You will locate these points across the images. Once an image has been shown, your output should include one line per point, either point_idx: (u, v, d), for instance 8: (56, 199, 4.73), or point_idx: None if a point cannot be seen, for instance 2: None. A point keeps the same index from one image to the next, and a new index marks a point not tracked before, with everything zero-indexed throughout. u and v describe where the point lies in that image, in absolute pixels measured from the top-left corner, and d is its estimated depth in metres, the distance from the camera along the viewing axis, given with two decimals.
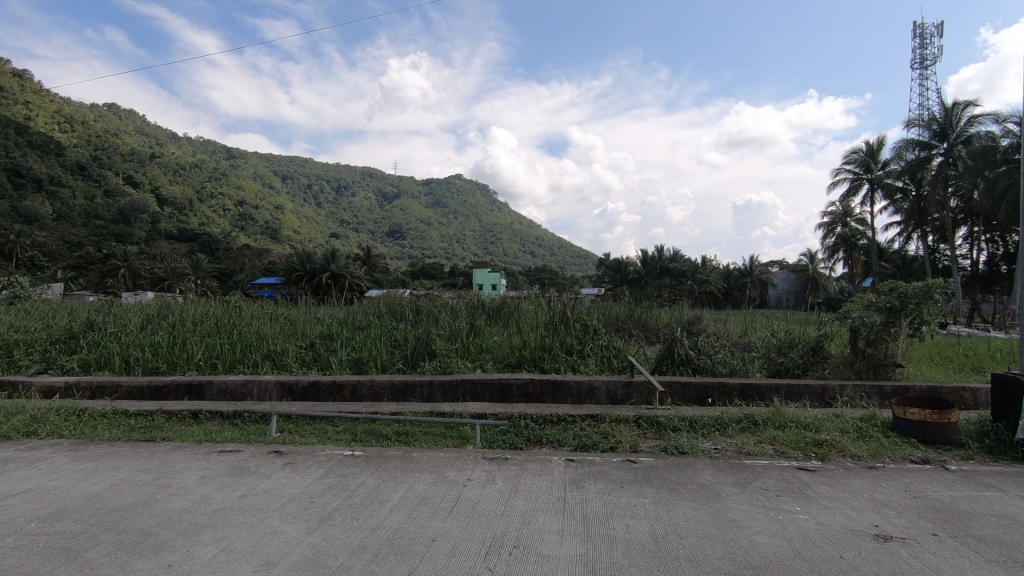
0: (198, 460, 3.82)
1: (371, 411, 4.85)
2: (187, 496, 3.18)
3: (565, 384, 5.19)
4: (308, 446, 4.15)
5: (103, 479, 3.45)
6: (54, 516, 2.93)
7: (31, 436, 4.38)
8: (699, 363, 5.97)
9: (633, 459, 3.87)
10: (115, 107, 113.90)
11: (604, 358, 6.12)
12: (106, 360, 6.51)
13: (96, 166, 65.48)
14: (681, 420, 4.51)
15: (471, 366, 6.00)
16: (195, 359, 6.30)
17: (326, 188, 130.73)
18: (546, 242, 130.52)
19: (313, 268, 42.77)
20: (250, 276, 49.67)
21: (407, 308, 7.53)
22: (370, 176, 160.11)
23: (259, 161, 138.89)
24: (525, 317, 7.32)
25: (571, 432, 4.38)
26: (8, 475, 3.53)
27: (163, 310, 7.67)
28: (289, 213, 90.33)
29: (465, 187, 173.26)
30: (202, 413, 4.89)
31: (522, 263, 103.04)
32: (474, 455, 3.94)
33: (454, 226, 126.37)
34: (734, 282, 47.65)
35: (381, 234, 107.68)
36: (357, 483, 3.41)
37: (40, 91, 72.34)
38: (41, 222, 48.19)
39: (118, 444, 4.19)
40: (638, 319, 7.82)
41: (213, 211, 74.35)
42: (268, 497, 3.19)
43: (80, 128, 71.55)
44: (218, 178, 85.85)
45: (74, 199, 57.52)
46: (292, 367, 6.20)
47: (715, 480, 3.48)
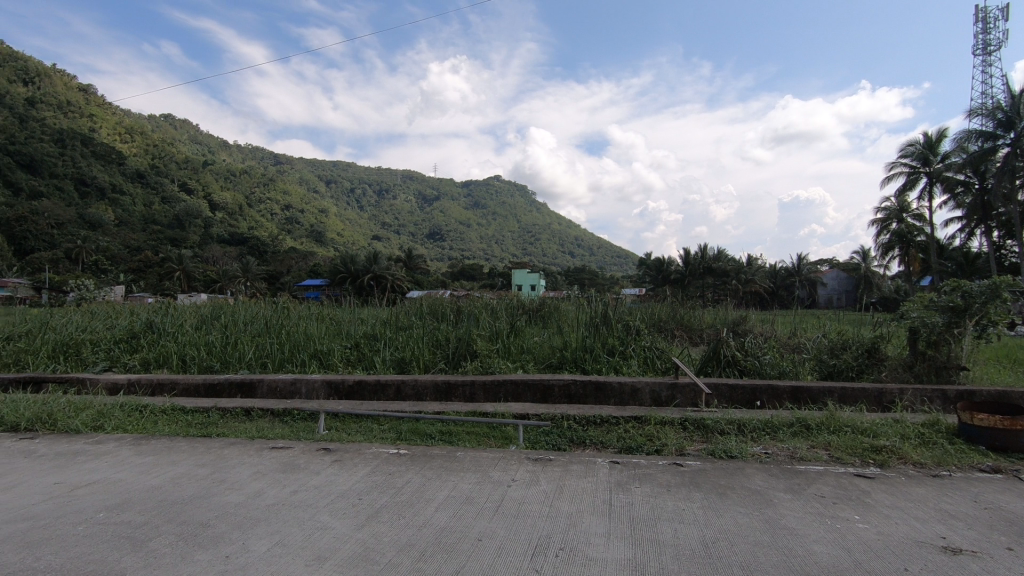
0: (251, 456, 3.95)
1: (415, 410, 4.91)
2: (242, 491, 3.29)
3: (607, 386, 5.12)
4: (355, 443, 4.25)
5: (162, 473, 3.60)
6: (120, 507, 3.08)
7: (99, 430, 4.65)
8: (746, 365, 5.79)
9: (679, 462, 3.79)
10: (170, 117, 120.21)
11: (647, 358, 6.03)
12: (165, 359, 6.81)
13: (154, 174, 69.17)
14: (730, 423, 4.40)
15: (513, 366, 5.99)
16: (246, 358, 6.54)
17: (369, 192, 133.88)
18: (584, 242, 129.83)
19: (356, 269, 43.89)
20: (297, 276, 51.36)
21: (448, 308, 7.61)
22: (410, 178, 163.06)
23: (304, 167, 143.41)
24: (567, 318, 7.29)
25: (615, 433, 4.32)
26: (80, 466, 3.74)
27: (216, 311, 8.01)
28: (332, 216, 92.83)
29: (503, 188, 174.11)
30: (254, 410, 5.07)
31: (560, 264, 103.16)
32: (517, 455, 3.94)
33: (493, 227, 127.15)
34: (781, 282, 46.22)
35: (421, 236, 109.40)
36: (403, 482, 3.44)
37: (104, 105, 77.27)
38: (104, 228, 51.20)
39: (178, 439, 4.39)
40: (681, 319, 7.68)
41: (261, 216, 77.12)
42: (318, 493, 3.27)
43: (140, 138, 75.85)
44: (266, 184, 89.18)
45: (134, 206, 60.86)
46: (339, 367, 6.34)
47: (766, 485, 3.36)
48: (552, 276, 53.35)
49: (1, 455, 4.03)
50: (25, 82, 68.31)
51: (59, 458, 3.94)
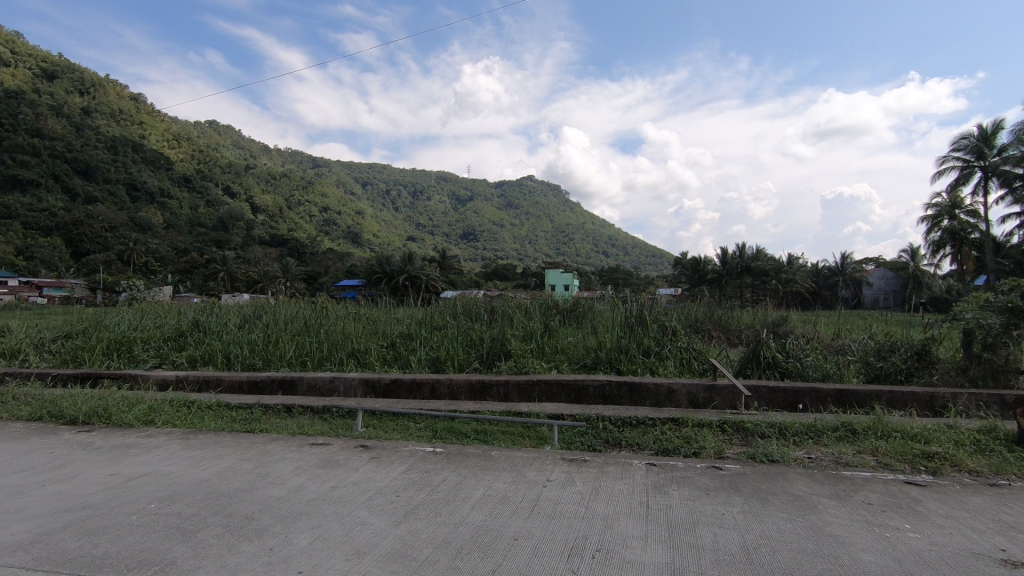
0: (292, 452, 4.06)
1: (450, 409, 4.95)
2: (284, 486, 3.38)
3: (642, 387, 5.05)
4: (392, 441, 4.31)
5: (210, 467, 3.74)
6: (170, 498, 3.20)
7: (150, 424, 4.85)
8: (787, 367, 5.62)
9: (718, 465, 3.71)
10: (215, 124, 124.86)
11: (684, 359, 5.92)
12: (210, 357, 7.06)
13: (199, 178, 71.85)
14: (771, 426, 4.29)
15: (547, 366, 5.97)
16: (287, 356, 6.72)
17: (404, 193, 135.82)
18: (618, 242, 128.62)
19: (391, 270, 44.61)
20: (334, 277, 52.39)
21: (482, 308, 7.64)
22: (444, 179, 164.71)
23: (342, 170, 146.59)
24: (601, 318, 7.24)
25: (652, 435, 4.26)
26: (134, 459, 3.91)
27: (258, 310, 8.25)
28: (368, 218, 94.54)
29: (536, 188, 174.02)
30: (294, 407, 5.20)
31: (594, 263, 102.37)
32: (552, 455, 3.93)
33: (526, 227, 127.24)
34: (823, 282, 44.79)
35: (455, 236, 110.34)
36: (439, 480, 3.48)
37: (153, 113, 80.79)
38: (153, 231, 53.42)
39: (223, 434, 4.54)
40: (718, 320, 7.52)
41: (300, 218, 79.13)
42: (356, 490, 3.33)
43: (186, 144, 78.91)
44: (305, 186, 91.51)
45: (180, 209, 63.30)
46: (375, 365, 6.46)
47: (810, 491, 3.27)
48: (585, 276, 53.04)
49: (61, 446, 4.25)
50: (81, 93, 72.16)
51: (115, 450, 4.13)
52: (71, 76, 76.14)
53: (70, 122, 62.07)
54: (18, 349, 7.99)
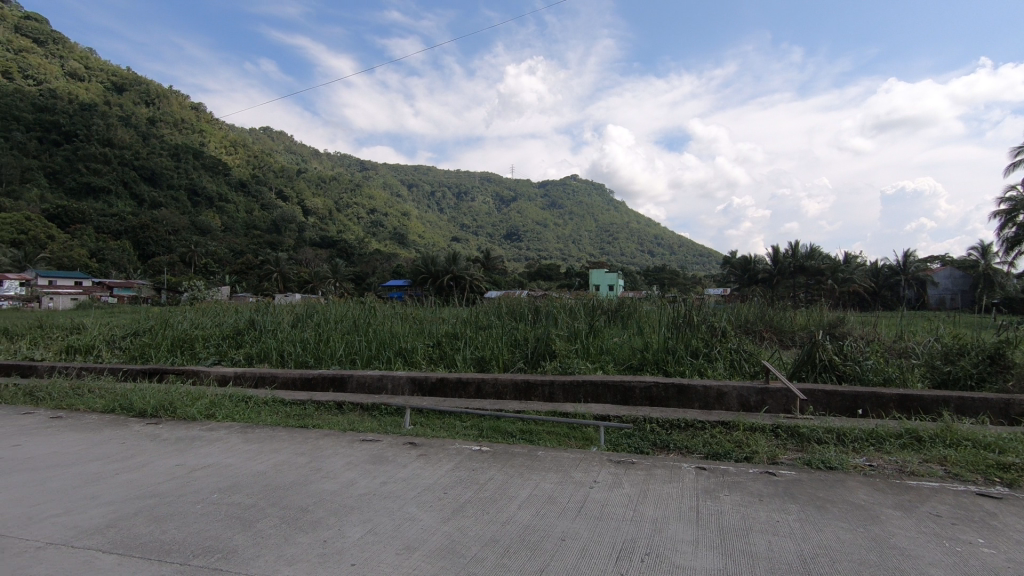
0: (345, 447, 4.17)
1: (497, 407, 5.00)
2: (336, 480, 3.49)
3: (691, 388, 4.92)
4: (440, 439, 4.37)
5: (267, 459, 3.89)
6: (230, 489, 3.35)
7: (211, 417, 5.09)
8: (845, 370, 5.38)
9: (772, 471, 3.59)
10: (269, 131, 130.17)
11: (735, 361, 5.75)
12: (266, 354, 7.35)
13: (255, 183, 74.96)
14: (828, 431, 4.12)
15: (592, 367, 5.91)
16: (337, 354, 6.91)
17: (448, 194, 137.55)
18: (665, 241, 126.27)
19: (437, 270, 45.25)
20: (381, 277, 53.50)
21: (527, 308, 7.64)
22: (488, 180, 165.90)
23: (388, 172, 149.81)
24: (647, 319, 7.12)
25: (701, 438, 4.17)
26: (197, 451, 4.12)
27: (310, 310, 8.52)
28: (413, 219, 96.21)
29: (580, 188, 172.88)
30: (345, 404, 5.34)
31: (640, 263, 100.83)
32: (598, 456, 3.90)
33: (570, 226, 126.56)
34: (883, 281, 42.68)
35: (499, 237, 110.94)
36: (486, 478, 3.51)
37: (212, 121, 84.96)
38: (212, 233, 56.08)
39: (279, 429, 4.71)
40: (770, 321, 7.27)
41: (349, 220, 81.32)
42: (405, 485, 3.40)
43: (242, 150, 82.50)
44: (353, 189, 94.00)
45: (237, 213, 66.14)
46: (422, 364, 6.56)
47: (872, 500, 3.12)
48: (630, 276, 52.33)
49: (132, 437, 4.51)
50: (147, 105, 76.66)
51: (180, 442, 4.35)
52: (138, 89, 80.90)
53: (138, 131, 66.01)
54: (91, 345, 8.53)
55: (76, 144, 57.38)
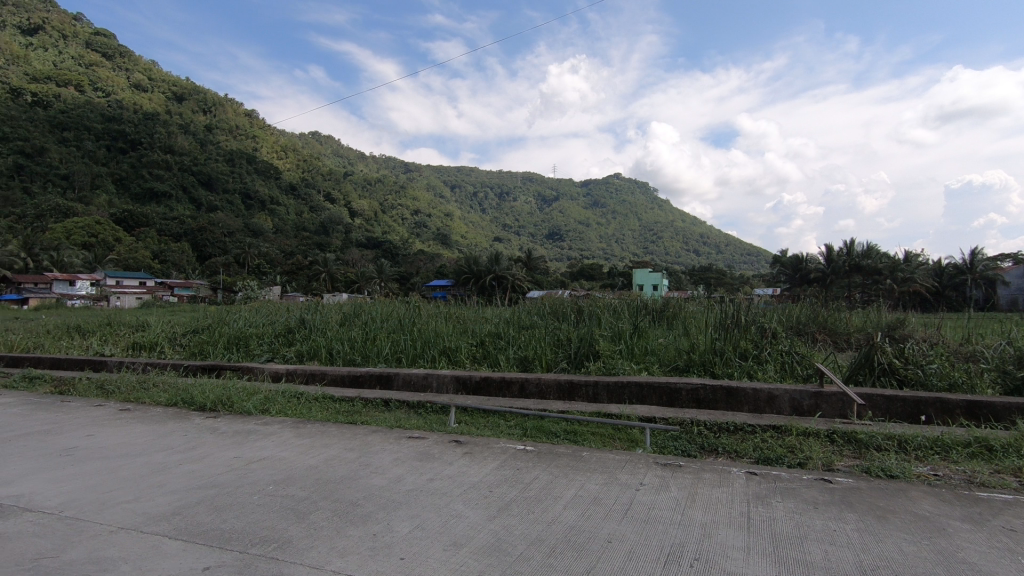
0: (392, 444, 4.27)
1: (541, 407, 4.99)
2: (384, 476, 3.56)
3: (740, 391, 4.77)
4: (484, 438, 4.41)
5: (318, 454, 4.02)
6: (285, 481, 3.48)
7: (266, 412, 5.29)
8: (905, 375, 5.13)
9: (828, 478, 3.46)
10: (318, 136, 134.28)
11: (786, 364, 5.56)
12: (316, 352, 7.57)
13: (304, 186, 77.45)
14: (888, 438, 3.94)
15: (637, 368, 5.83)
16: (384, 353, 7.06)
17: (491, 195, 138.47)
18: (711, 239, 123.03)
19: (479, 270, 45.56)
20: (424, 277, 54.27)
21: (569, 308, 7.59)
22: (530, 180, 166.03)
23: (432, 174, 152.06)
24: (694, 320, 6.96)
25: (751, 443, 4.06)
26: (253, 444, 4.29)
27: (356, 309, 8.73)
28: (456, 219, 97.24)
29: (623, 186, 170.71)
30: (392, 401, 5.47)
31: (684, 263, 98.72)
32: (644, 459, 3.85)
33: (613, 225, 125.14)
34: (948, 282, 40.27)
35: (541, 236, 110.83)
36: (530, 477, 3.51)
37: (265, 127, 88.39)
38: (264, 235, 58.32)
39: (328, 425, 4.86)
40: (824, 322, 6.99)
41: (394, 221, 82.94)
42: (451, 482, 3.45)
43: (292, 155, 85.38)
44: (398, 191, 95.86)
45: (287, 215, 68.46)
46: (465, 363, 6.62)
47: (937, 512, 2.96)
48: (675, 275, 51.29)
49: (193, 430, 4.74)
50: (204, 113, 80.32)
51: (238, 436, 4.55)
52: (197, 98, 85.00)
53: (196, 138, 69.26)
54: (155, 342, 9.00)
55: (140, 152, 60.71)
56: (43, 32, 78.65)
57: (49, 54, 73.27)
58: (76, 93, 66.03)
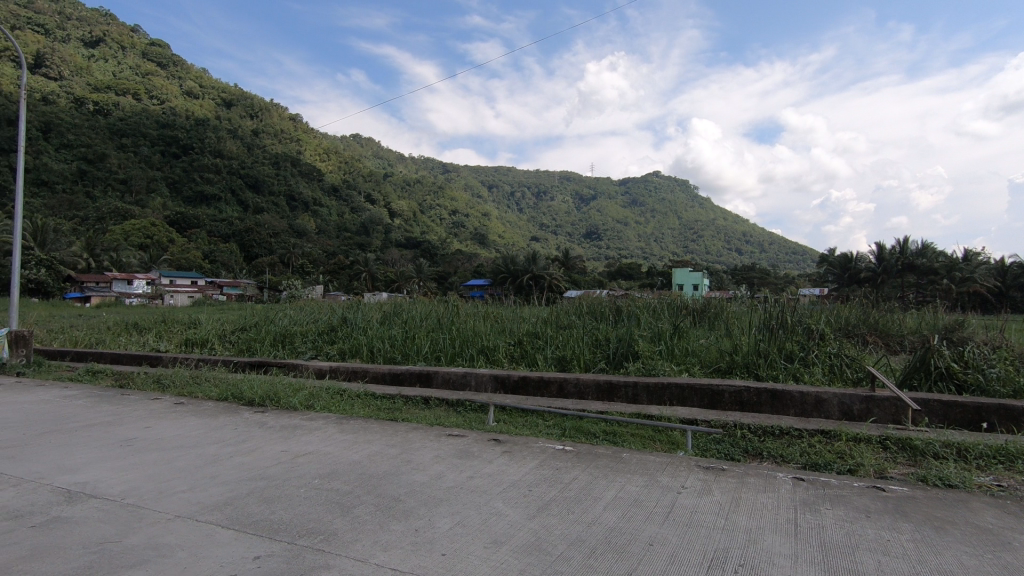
0: (432, 441, 4.32)
1: (579, 407, 4.97)
2: (425, 472, 3.62)
3: (785, 394, 4.64)
4: (523, 436, 4.44)
5: (361, 450, 4.11)
6: (330, 475, 3.58)
7: (310, 408, 5.45)
8: (966, 380, 4.87)
9: (880, 486, 3.32)
10: (359, 138, 137.14)
11: (835, 367, 5.36)
12: (357, 350, 7.74)
13: (346, 187, 79.25)
14: (946, 446, 3.76)
15: (677, 369, 5.72)
16: (424, 351, 7.16)
17: (528, 194, 138.57)
18: (754, 239, 119.84)
19: (516, 270, 45.58)
20: (462, 276, 54.67)
21: (608, 309, 7.50)
22: (568, 179, 165.34)
23: (469, 174, 153.19)
24: (736, 321, 6.81)
25: (798, 447, 3.94)
26: (299, 439, 4.42)
27: (396, 308, 8.89)
28: (493, 219, 97.66)
29: (662, 185, 167.98)
30: (431, 399, 5.55)
31: (726, 262, 96.44)
32: (686, 461, 3.78)
33: (652, 224, 123.32)
34: (1012, 282, 37.94)
35: (578, 236, 110.20)
36: (570, 477, 3.51)
37: (308, 131, 90.84)
38: (308, 236, 60.09)
39: (371, 421, 4.97)
40: (875, 324, 6.71)
41: (432, 221, 83.96)
42: (490, 481, 3.47)
43: (334, 157, 87.48)
44: (436, 192, 97.03)
45: (330, 216, 70.21)
46: (504, 362, 6.65)
47: (1001, 525, 2.81)
48: (716, 275, 50.17)
49: (243, 424, 4.93)
50: (250, 118, 83.21)
51: (284, 430, 4.70)
52: (244, 103, 87.94)
53: (243, 142, 71.75)
54: (206, 340, 9.37)
55: (192, 156, 63.17)
56: (103, 43, 82.61)
57: (108, 65, 76.94)
58: (133, 101, 69.28)
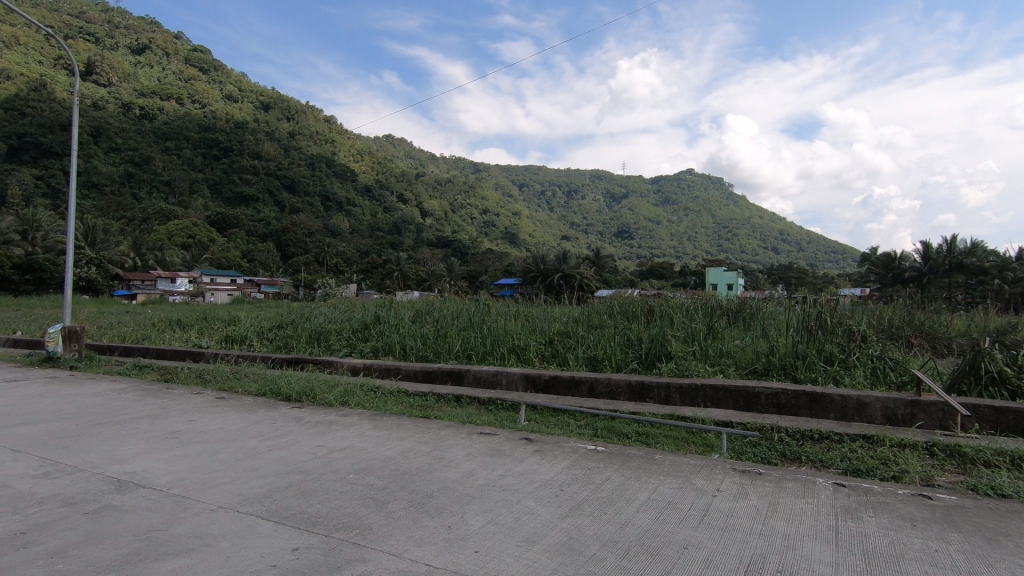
0: (465, 439, 4.36)
1: (611, 408, 4.94)
2: (458, 469, 3.65)
3: (825, 397, 4.51)
4: (554, 436, 4.43)
5: (394, 446, 4.18)
6: (365, 471, 3.65)
7: (345, 404, 5.56)
8: (1020, 386, 4.63)
9: (927, 494, 3.20)
10: (392, 138, 138.91)
11: (876, 370, 5.19)
12: (390, 348, 7.85)
13: (379, 187, 80.45)
14: (998, 454, 3.59)
15: (712, 370, 5.59)
16: (455, 350, 7.22)
17: (558, 193, 138.25)
18: (792, 238, 116.83)
19: (547, 269, 45.51)
20: (493, 276, 54.80)
21: (640, 309, 7.41)
22: (599, 178, 164.22)
23: (500, 173, 153.58)
24: (773, 321, 6.65)
25: (838, 452, 3.83)
26: (335, 434, 4.51)
27: (428, 307, 8.98)
28: (524, 218, 97.74)
29: (696, 183, 165.29)
30: (463, 398, 5.59)
31: (762, 262, 94.28)
32: (721, 464, 3.71)
33: (685, 223, 121.49)
34: None
35: (610, 235, 109.31)
36: (602, 478, 3.49)
37: (342, 133, 92.64)
38: (342, 236, 61.27)
39: (404, 418, 5.04)
40: (920, 327, 6.46)
41: (463, 220, 84.49)
42: (522, 479, 3.48)
43: (368, 158, 88.90)
44: (468, 191, 97.62)
45: (363, 215, 71.37)
46: (534, 361, 6.64)
47: None
48: (751, 274, 49.19)
49: (280, 419, 5.05)
50: (287, 121, 85.23)
51: (320, 426, 4.80)
52: (281, 106, 90.16)
53: (280, 144, 73.48)
54: (245, 336, 9.66)
55: (232, 159, 65.10)
56: (149, 50, 85.75)
57: (154, 71, 79.87)
58: (176, 106, 71.69)
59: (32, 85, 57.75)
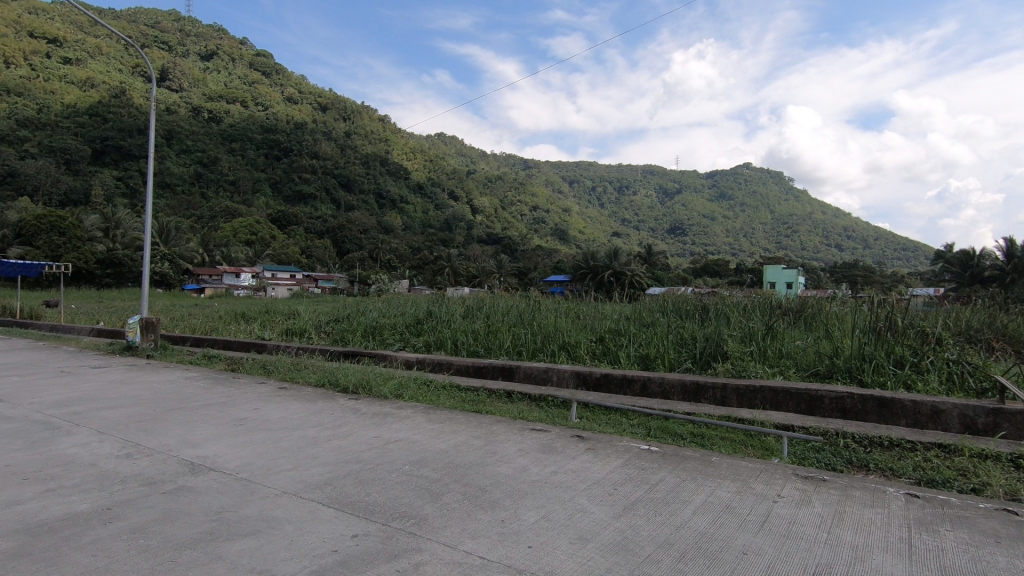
0: (516, 434, 4.38)
1: (665, 407, 4.85)
2: (511, 464, 3.68)
3: (897, 403, 4.26)
4: (607, 435, 4.37)
5: (447, 439, 4.24)
6: (419, 462, 3.72)
7: (399, 397, 5.70)
8: None
9: (1011, 509, 2.97)
10: (444, 137, 140.95)
11: (952, 375, 4.86)
12: (441, 343, 7.97)
13: (431, 185, 81.89)
14: None
15: (770, 371, 5.38)
16: (505, 346, 7.27)
17: (609, 189, 136.51)
18: (857, 235, 111.24)
19: (598, 266, 45.12)
20: (542, 273, 54.73)
21: (695, 307, 7.21)
22: (651, 173, 161.24)
23: (550, 170, 152.99)
24: (837, 321, 6.34)
25: (911, 462, 3.62)
26: (390, 426, 4.63)
27: (478, 303, 9.07)
28: (574, 215, 97.14)
29: (753, 177, 159.70)
30: (514, 394, 5.61)
31: (825, 259, 90.17)
32: (782, 469, 3.58)
33: (741, 219, 117.64)
34: None
35: (662, 232, 107.19)
36: (656, 478, 3.43)
37: (396, 133, 94.84)
38: (395, 233, 62.67)
39: (456, 412, 5.12)
40: (1004, 329, 5.99)
41: (513, 217, 84.78)
42: (575, 476, 3.47)
43: (420, 156, 90.53)
44: (518, 188, 97.91)
45: (415, 213, 72.82)
46: (586, 359, 6.59)
47: None
48: (812, 273, 47.05)
49: (339, 410, 5.23)
50: (343, 121, 87.86)
51: (376, 417, 4.93)
52: (338, 107, 92.97)
53: (337, 144, 75.90)
54: (304, 329, 10.03)
55: (292, 158, 67.69)
56: (216, 56, 90.23)
57: (221, 76, 83.96)
58: (241, 108, 75.24)
59: (113, 91, 61.78)
